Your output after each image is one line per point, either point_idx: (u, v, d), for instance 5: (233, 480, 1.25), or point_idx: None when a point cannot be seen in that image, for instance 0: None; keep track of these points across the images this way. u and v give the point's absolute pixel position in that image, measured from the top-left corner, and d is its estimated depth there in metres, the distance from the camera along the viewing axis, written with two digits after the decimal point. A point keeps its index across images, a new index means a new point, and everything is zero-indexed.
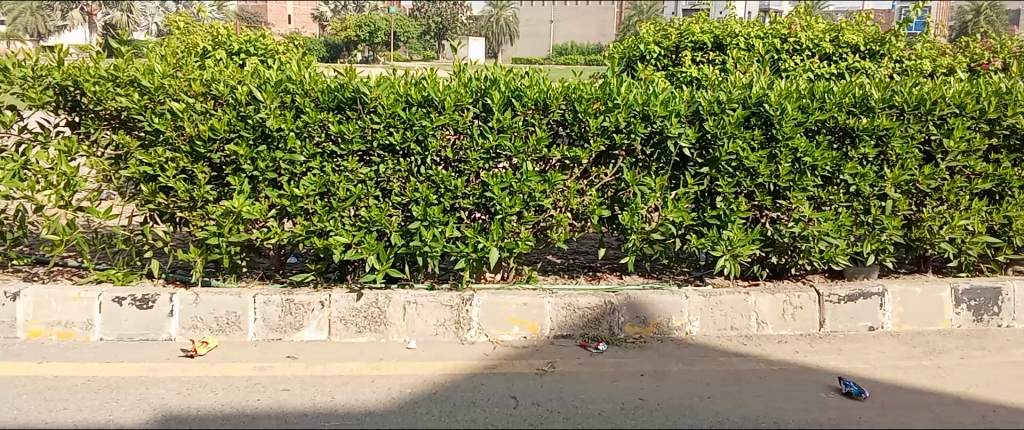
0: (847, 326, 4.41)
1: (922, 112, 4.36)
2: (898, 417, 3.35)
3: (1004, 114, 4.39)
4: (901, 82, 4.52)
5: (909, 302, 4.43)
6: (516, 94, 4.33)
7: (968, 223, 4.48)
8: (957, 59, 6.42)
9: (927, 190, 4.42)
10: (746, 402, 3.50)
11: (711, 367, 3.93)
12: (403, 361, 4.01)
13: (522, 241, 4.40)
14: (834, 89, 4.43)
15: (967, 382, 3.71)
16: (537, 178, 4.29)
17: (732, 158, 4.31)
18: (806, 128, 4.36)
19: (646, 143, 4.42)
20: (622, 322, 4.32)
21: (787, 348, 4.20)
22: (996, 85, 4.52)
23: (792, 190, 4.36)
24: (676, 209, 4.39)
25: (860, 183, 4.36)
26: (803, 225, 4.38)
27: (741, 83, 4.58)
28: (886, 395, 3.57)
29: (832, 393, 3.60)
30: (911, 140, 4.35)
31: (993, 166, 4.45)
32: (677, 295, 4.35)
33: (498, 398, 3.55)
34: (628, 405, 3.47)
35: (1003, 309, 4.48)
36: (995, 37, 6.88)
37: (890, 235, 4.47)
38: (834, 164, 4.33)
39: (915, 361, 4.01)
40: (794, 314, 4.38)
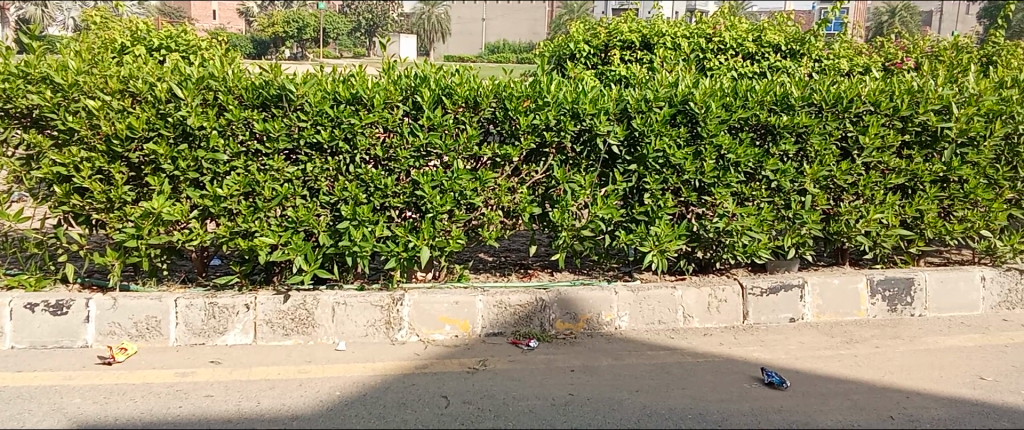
0: (769, 318, 4.54)
1: (839, 110, 4.52)
2: (818, 405, 3.46)
3: (916, 111, 4.58)
4: (820, 81, 4.68)
5: (827, 293, 4.58)
6: (446, 92, 4.30)
7: (882, 216, 4.65)
8: (873, 58, 6.67)
9: (844, 185, 4.58)
10: (673, 395, 3.56)
11: (640, 360, 3.98)
12: (332, 363, 3.95)
13: (453, 239, 4.38)
14: (757, 87, 4.54)
15: (882, 370, 3.86)
16: (468, 176, 4.28)
17: (659, 156, 4.38)
18: (729, 125, 4.46)
19: (576, 141, 4.45)
20: (552, 319, 4.35)
21: (713, 340, 4.30)
22: (909, 83, 4.70)
23: (717, 186, 4.46)
24: (605, 205, 4.45)
25: (781, 179, 4.49)
26: (727, 220, 4.50)
27: (668, 82, 4.66)
28: (806, 384, 3.69)
29: (755, 383, 3.70)
30: (829, 136, 4.51)
31: (906, 162, 4.62)
32: (606, 291, 4.40)
33: (429, 397, 3.52)
34: (559, 401, 3.49)
35: (916, 299, 4.66)
36: (907, 37, 7.17)
37: (809, 229, 4.63)
38: (756, 160, 4.46)
39: (833, 350, 4.15)
40: (718, 307, 4.49)
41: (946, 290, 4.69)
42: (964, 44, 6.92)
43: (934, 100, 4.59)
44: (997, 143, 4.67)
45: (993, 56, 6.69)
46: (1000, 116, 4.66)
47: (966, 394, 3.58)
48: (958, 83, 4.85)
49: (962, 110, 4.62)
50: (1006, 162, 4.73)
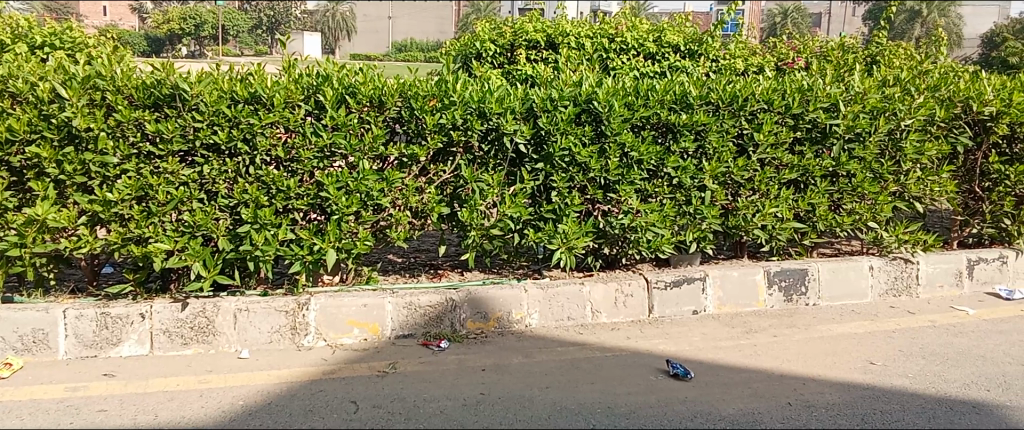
0: (674, 311, 4.66)
1: (735, 108, 4.69)
2: (720, 395, 3.58)
3: (807, 109, 4.79)
4: (716, 80, 4.84)
5: (728, 285, 4.73)
6: (350, 91, 4.23)
7: (777, 210, 4.84)
8: (766, 58, 6.94)
9: (741, 181, 4.75)
10: (582, 390, 3.61)
11: (550, 357, 4.02)
12: (235, 372, 3.82)
13: (360, 241, 4.30)
14: (657, 86, 4.65)
15: (779, 358, 4.02)
16: (374, 176, 4.22)
17: (565, 154, 4.43)
18: (632, 124, 4.55)
19: (483, 140, 4.46)
20: (463, 319, 4.34)
21: (620, 334, 4.38)
22: (799, 82, 4.91)
23: (622, 184, 4.54)
24: (513, 204, 4.47)
25: (682, 175, 4.61)
26: (632, 216, 4.59)
27: (572, 81, 4.72)
28: (709, 375, 3.80)
29: (661, 375, 3.79)
30: (725, 134, 4.67)
31: (798, 158, 4.83)
32: (516, 289, 4.42)
33: (337, 403, 3.45)
34: (470, 401, 3.48)
35: (810, 289, 4.88)
36: (798, 38, 7.50)
37: (709, 223, 4.77)
38: (658, 158, 4.57)
39: (734, 340, 4.29)
40: (625, 302, 4.58)
41: (837, 280, 4.92)
42: (850, 45, 7.28)
43: (823, 98, 4.80)
44: (881, 139, 4.92)
45: (876, 56, 7.07)
46: (884, 113, 4.92)
47: (857, 379, 3.76)
48: (844, 82, 5.10)
49: (848, 107, 4.85)
50: (889, 157, 4.99)
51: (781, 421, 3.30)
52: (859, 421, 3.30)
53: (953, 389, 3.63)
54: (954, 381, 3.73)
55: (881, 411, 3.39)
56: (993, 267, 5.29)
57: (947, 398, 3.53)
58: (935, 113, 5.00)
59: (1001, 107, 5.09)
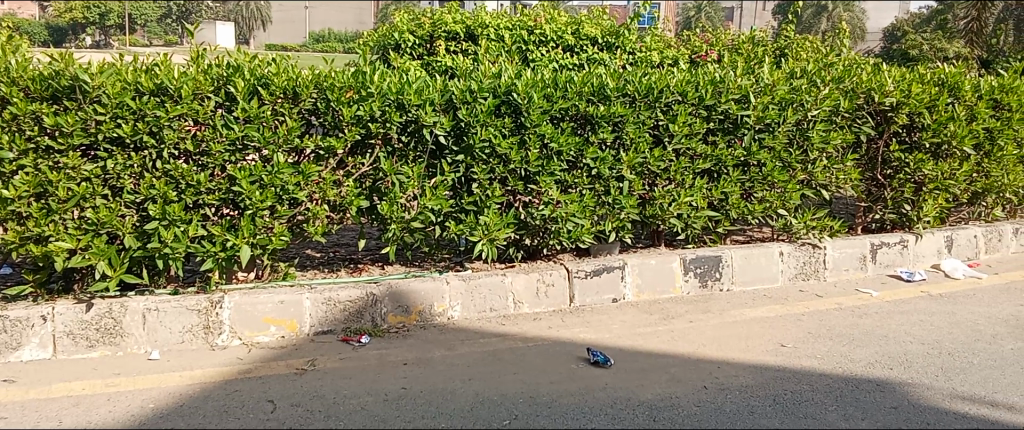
0: (594, 300, 4.72)
1: (651, 100, 4.78)
2: (640, 380, 3.64)
3: (719, 101, 4.92)
4: (632, 72, 4.92)
5: (645, 273, 4.82)
6: (262, 82, 4.13)
7: (692, 199, 4.95)
8: (681, 51, 7.09)
9: (657, 171, 4.84)
10: (504, 381, 3.62)
11: (472, 349, 4.01)
12: (145, 374, 3.68)
13: (276, 236, 4.19)
14: (575, 78, 4.70)
15: (696, 343, 4.12)
16: (290, 170, 4.12)
17: (485, 146, 4.42)
18: (551, 115, 4.58)
19: (402, 132, 4.41)
20: (384, 313, 4.28)
21: (542, 324, 4.41)
22: (712, 74, 5.04)
23: (542, 175, 4.57)
24: (433, 196, 4.43)
25: (600, 166, 4.67)
26: (552, 207, 4.61)
27: (491, 73, 4.71)
28: (628, 361, 3.87)
29: (582, 363, 3.83)
30: (642, 125, 4.75)
31: (711, 148, 4.95)
32: (437, 281, 4.40)
33: (253, 403, 3.36)
34: (391, 396, 3.45)
35: (724, 275, 5.02)
36: (711, 31, 7.69)
37: (628, 213, 4.84)
38: (577, 149, 4.61)
39: (652, 327, 4.38)
40: (546, 291, 4.61)
41: (749, 266, 5.08)
42: (760, 38, 7.51)
43: (734, 90, 4.94)
44: (790, 129, 5.10)
45: (785, 49, 7.30)
46: (792, 104, 5.09)
47: (769, 361, 3.89)
48: (755, 74, 5.26)
49: (759, 99, 5.00)
50: (797, 146, 5.17)
51: (696, 405, 3.38)
52: (771, 401, 3.42)
53: (858, 368, 3.79)
54: (859, 360, 3.89)
55: (791, 392, 3.51)
56: (895, 251, 5.52)
57: (853, 377, 3.68)
58: (839, 104, 5.22)
59: (900, 98, 5.33)
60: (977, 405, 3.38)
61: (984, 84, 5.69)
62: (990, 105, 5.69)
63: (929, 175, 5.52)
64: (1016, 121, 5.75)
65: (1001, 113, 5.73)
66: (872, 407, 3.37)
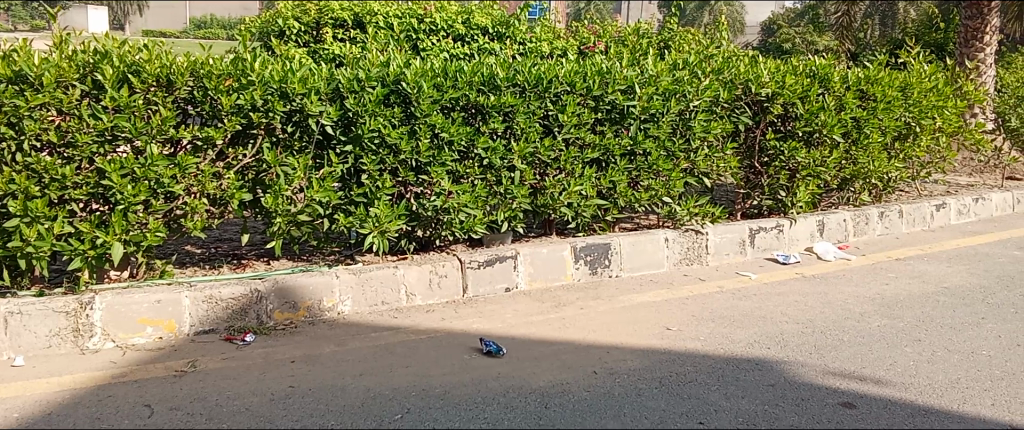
0: (487, 289, 4.73)
1: (541, 90, 4.82)
2: (531, 368, 3.67)
3: (606, 91, 5.02)
4: (521, 62, 4.94)
5: (537, 262, 4.87)
6: (133, 70, 3.91)
7: (581, 188, 5.02)
8: (570, 41, 7.19)
9: (548, 161, 4.89)
10: (396, 374, 3.57)
11: (363, 344, 3.94)
12: (8, 382, 3.42)
13: (151, 232, 3.98)
14: (465, 68, 4.68)
15: (586, 330, 4.20)
16: (165, 162, 3.91)
17: (374, 135, 4.34)
18: (441, 105, 4.55)
19: (286, 122, 4.27)
20: (270, 310, 4.14)
21: (435, 316, 4.37)
22: (599, 65, 5.13)
23: (432, 165, 4.53)
24: (321, 188, 4.31)
25: (492, 156, 4.67)
26: (444, 198, 4.57)
27: (379, 62, 4.63)
28: (520, 350, 3.89)
29: (475, 354, 3.83)
30: (532, 115, 4.79)
31: (599, 137, 5.04)
32: (326, 276, 4.29)
33: (129, 408, 3.19)
34: (278, 395, 3.34)
35: (613, 262, 5.12)
36: (598, 23, 7.84)
37: (519, 203, 4.87)
38: (467, 139, 4.59)
39: (544, 315, 4.43)
40: (439, 283, 4.58)
41: (637, 252, 5.21)
42: (644, 30, 7.71)
43: (620, 81, 5.06)
44: (673, 119, 5.25)
45: (668, 41, 7.51)
46: (675, 94, 5.24)
47: (655, 344, 4.00)
48: (640, 65, 5.39)
49: (644, 90, 5.13)
50: (680, 136, 5.33)
51: (587, 390, 3.44)
52: (658, 384, 3.52)
53: (739, 349, 3.95)
54: (740, 341, 4.06)
55: (677, 373, 3.63)
56: (771, 235, 5.78)
57: (734, 357, 3.84)
58: (719, 95, 5.42)
59: (775, 89, 5.60)
60: (846, 380, 3.58)
61: (851, 75, 6.03)
62: (856, 96, 6.03)
63: (802, 162, 5.80)
64: (881, 111, 6.09)
65: (866, 103, 6.08)
66: (751, 385, 3.52)
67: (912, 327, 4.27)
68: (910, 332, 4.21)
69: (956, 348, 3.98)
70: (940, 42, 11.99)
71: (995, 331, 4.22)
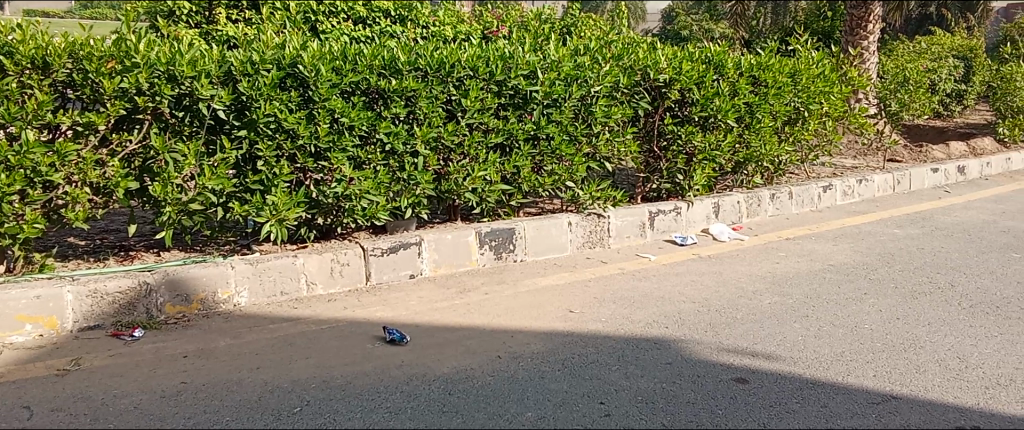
0: (391, 277, 4.67)
1: (443, 74, 4.78)
2: (435, 355, 3.65)
3: (508, 76, 5.02)
4: (423, 47, 4.89)
5: (441, 248, 4.83)
6: (5, 51, 3.67)
7: (485, 174, 5.01)
8: (473, 26, 7.20)
9: (451, 146, 4.85)
10: (295, 366, 3.49)
11: (261, 336, 3.82)
12: None
13: (27, 224, 3.78)
14: (365, 51, 4.59)
15: (490, 314, 4.21)
16: (42, 149, 3.69)
17: (269, 120, 4.21)
18: (341, 89, 4.44)
19: (176, 106, 4.08)
20: (160, 303, 3.97)
21: (337, 305, 4.29)
22: (501, 50, 5.13)
23: (333, 151, 4.41)
24: (214, 176, 4.15)
25: (394, 141, 4.60)
26: (345, 185, 4.47)
27: (274, 44, 4.49)
28: (424, 337, 3.87)
29: (378, 343, 3.77)
30: (435, 100, 4.74)
31: (503, 122, 5.04)
32: (221, 266, 4.14)
33: (5, 411, 3.00)
34: (170, 392, 3.21)
35: (517, 246, 5.14)
36: (501, 7, 7.86)
37: (423, 189, 4.81)
38: (369, 124, 4.51)
39: (449, 301, 4.41)
40: (341, 271, 4.49)
41: (541, 236, 5.24)
42: (547, 16, 7.76)
43: (523, 66, 5.07)
44: (575, 104, 5.30)
45: (571, 27, 7.58)
46: (577, 80, 5.29)
47: (559, 327, 4.04)
48: (542, 50, 5.41)
49: (546, 75, 5.16)
50: (582, 121, 5.39)
51: (491, 375, 3.45)
52: (560, 366, 3.56)
53: (638, 329, 4.04)
54: (640, 321, 4.16)
55: (579, 355, 3.68)
56: (670, 218, 5.92)
57: (634, 337, 3.92)
58: (619, 80, 5.51)
59: (672, 75, 5.74)
60: (740, 356, 3.71)
61: (744, 62, 6.23)
62: (749, 82, 6.24)
63: (698, 147, 5.97)
64: (772, 96, 6.33)
65: (758, 89, 6.30)
66: (650, 364, 3.60)
67: (800, 304, 4.47)
68: (798, 308, 4.40)
69: (840, 322, 4.18)
70: (827, 30, 12.56)
71: (876, 306, 4.46)
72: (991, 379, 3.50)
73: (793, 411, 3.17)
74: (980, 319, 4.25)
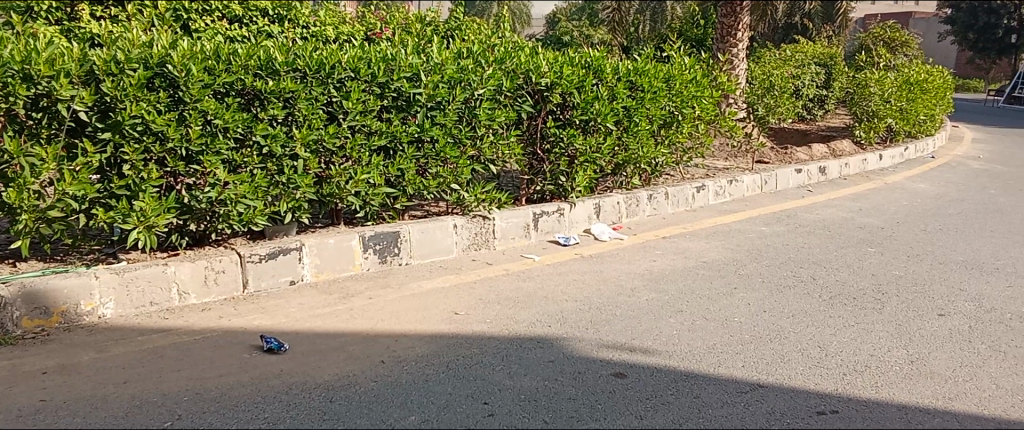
0: (270, 283, 4.54)
1: (323, 76, 4.68)
2: (316, 363, 3.58)
3: (390, 78, 4.97)
4: (301, 47, 4.79)
5: (323, 253, 4.74)
6: None
7: (368, 177, 4.95)
8: (355, 28, 7.12)
9: (333, 148, 4.76)
10: (167, 379, 3.34)
11: (129, 349, 3.63)
12: None
13: None
14: (239, 51, 4.44)
15: (373, 319, 4.16)
16: None
17: (136, 122, 4.00)
18: (214, 90, 4.28)
19: (32, 107, 3.85)
20: (16, 317, 3.71)
21: (212, 314, 4.13)
22: (383, 52, 5.08)
23: (205, 154, 4.25)
24: (75, 181, 3.91)
25: (272, 144, 4.47)
26: (219, 189, 4.31)
27: (140, 43, 4.28)
28: (304, 344, 3.78)
29: (255, 352, 3.66)
30: (315, 101, 4.65)
31: (386, 125, 4.99)
32: (84, 277, 3.91)
33: None
34: (26, 411, 3.00)
35: (402, 250, 5.10)
36: (385, 9, 7.82)
37: (303, 193, 4.70)
38: (244, 126, 4.37)
39: (330, 307, 4.32)
40: (216, 279, 4.33)
41: (426, 239, 5.22)
42: (430, 18, 7.75)
43: (405, 68, 5.03)
44: (459, 106, 5.31)
45: (455, 30, 7.61)
46: (459, 83, 5.31)
47: (443, 330, 4.04)
48: (425, 53, 5.39)
49: (429, 77, 5.14)
50: (466, 123, 5.40)
51: (373, 380, 3.41)
52: (444, 368, 3.55)
53: (522, 328, 4.09)
54: (523, 321, 4.21)
55: (463, 357, 3.69)
56: (553, 219, 6.03)
57: (518, 337, 3.97)
58: (502, 83, 5.56)
59: (553, 79, 5.84)
60: (618, 352, 3.82)
61: (622, 67, 6.42)
62: (626, 86, 6.44)
63: (579, 149, 6.12)
64: (648, 100, 6.56)
65: (635, 94, 6.51)
66: (532, 363, 3.66)
67: (676, 300, 4.65)
68: (674, 304, 4.57)
69: (712, 316, 4.38)
70: (700, 37, 13.12)
71: (745, 300, 4.69)
72: (848, 366, 3.75)
73: (667, 403, 3.29)
74: (837, 310, 4.55)
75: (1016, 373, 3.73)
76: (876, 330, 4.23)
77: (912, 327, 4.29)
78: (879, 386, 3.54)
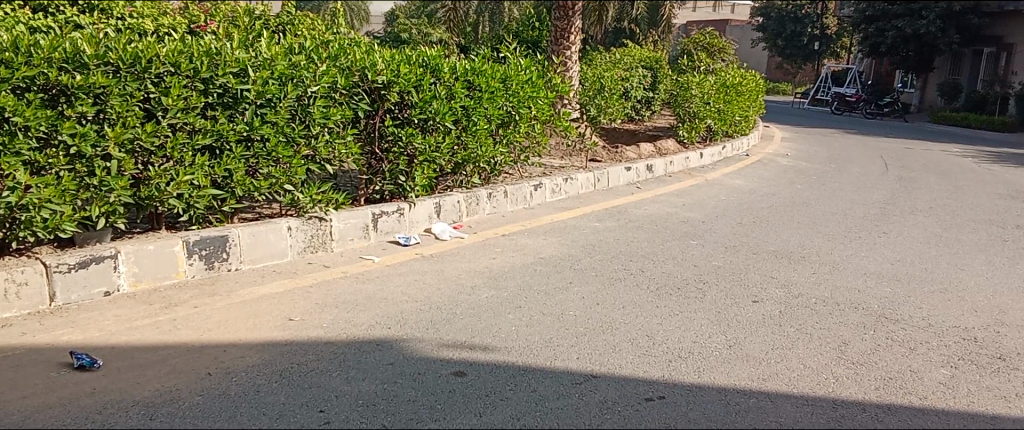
0: (81, 295, 4.19)
1: (138, 70, 4.39)
2: (135, 378, 3.34)
3: (215, 74, 4.72)
4: (113, 39, 4.48)
5: (142, 261, 4.43)
6: None
7: (192, 178, 4.67)
8: (177, 20, 6.73)
9: (151, 148, 4.46)
10: None
11: None
12: None
13: None
14: (40, 43, 4.09)
15: (200, 329, 3.93)
16: None
17: None
18: (10, 85, 3.92)
19: None
20: None
21: (13, 331, 3.76)
22: (207, 46, 4.82)
23: (3, 156, 3.86)
24: None
25: (81, 144, 4.12)
26: (20, 193, 3.93)
27: None
28: (121, 359, 3.52)
29: (63, 370, 3.36)
30: (130, 97, 4.33)
31: (211, 123, 4.73)
32: None
33: None
34: None
35: (231, 255, 4.86)
36: (211, 3, 7.46)
37: (118, 196, 4.37)
38: (48, 123, 4.01)
39: (151, 318, 4.05)
40: (17, 292, 3.94)
41: (258, 243, 5.00)
42: (260, 12, 7.46)
43: (231, 63, 4.80)
44: (291, 104, 5.12)
45: (287, 25, 7.37)
46: (291, 80, 5.12)
47: (277, 337, 3.89)
48: (253, 47, 5.17)
49: (258, 73, 4.92)
50: (299, 122, 5.23)
51: (200, 394, 3.23)
52: (277, 378, 3.42)
53: (359, 332, 4.01)
54: (361, 324, 4.13)
55: (297, 364, 3.57)
56: (393, 219, 5.95)
57: (355, 340, 3.89)
58: (336, 81, 5.43)
59: (390, 77, 5.78)
60: (457, 350, 3.84)
61: (459, 67, 6.44)
62: (464, 86, 6.46)
63: (418, 148, 6.08)
64: (485, 100, 6.63)
65: (473, 93, 6.56)
66: (371, 366, 3.60)
67: (514, 296, 4.73)
68: (512, 301, 4.65)
69: (549, 311, 4.49)
70: (536, 39, 13.44)
71: (579, 293, 4.85)
72: (674, 353, 3.97)
73: (505, 398, 3.34)
74: (665, 300, 4.80)
75: (820, 352, 4.09)
76: (699, 318, 4.51)
77: (730, 314, 4.60)
78: (701, 371, 3.76)
